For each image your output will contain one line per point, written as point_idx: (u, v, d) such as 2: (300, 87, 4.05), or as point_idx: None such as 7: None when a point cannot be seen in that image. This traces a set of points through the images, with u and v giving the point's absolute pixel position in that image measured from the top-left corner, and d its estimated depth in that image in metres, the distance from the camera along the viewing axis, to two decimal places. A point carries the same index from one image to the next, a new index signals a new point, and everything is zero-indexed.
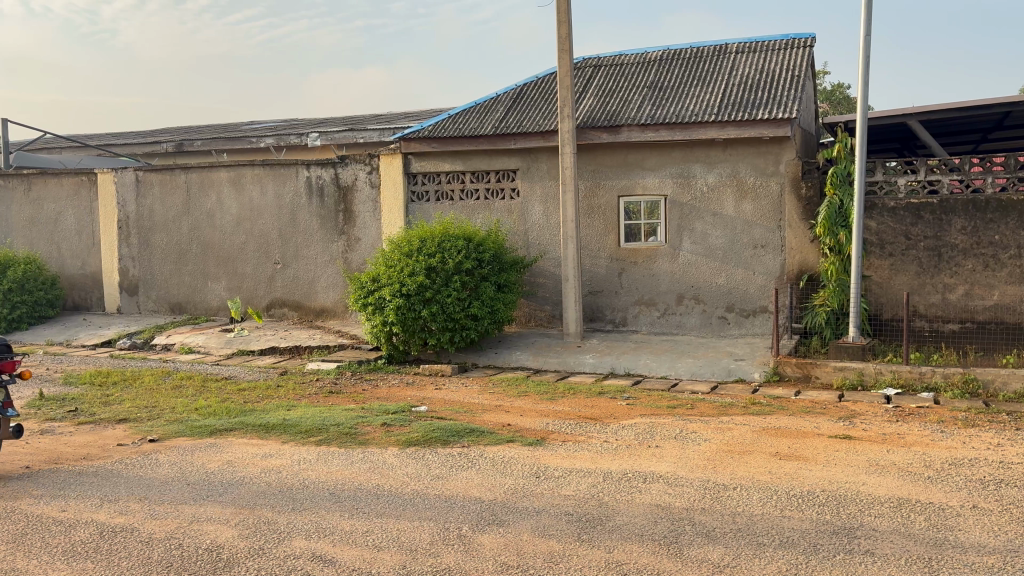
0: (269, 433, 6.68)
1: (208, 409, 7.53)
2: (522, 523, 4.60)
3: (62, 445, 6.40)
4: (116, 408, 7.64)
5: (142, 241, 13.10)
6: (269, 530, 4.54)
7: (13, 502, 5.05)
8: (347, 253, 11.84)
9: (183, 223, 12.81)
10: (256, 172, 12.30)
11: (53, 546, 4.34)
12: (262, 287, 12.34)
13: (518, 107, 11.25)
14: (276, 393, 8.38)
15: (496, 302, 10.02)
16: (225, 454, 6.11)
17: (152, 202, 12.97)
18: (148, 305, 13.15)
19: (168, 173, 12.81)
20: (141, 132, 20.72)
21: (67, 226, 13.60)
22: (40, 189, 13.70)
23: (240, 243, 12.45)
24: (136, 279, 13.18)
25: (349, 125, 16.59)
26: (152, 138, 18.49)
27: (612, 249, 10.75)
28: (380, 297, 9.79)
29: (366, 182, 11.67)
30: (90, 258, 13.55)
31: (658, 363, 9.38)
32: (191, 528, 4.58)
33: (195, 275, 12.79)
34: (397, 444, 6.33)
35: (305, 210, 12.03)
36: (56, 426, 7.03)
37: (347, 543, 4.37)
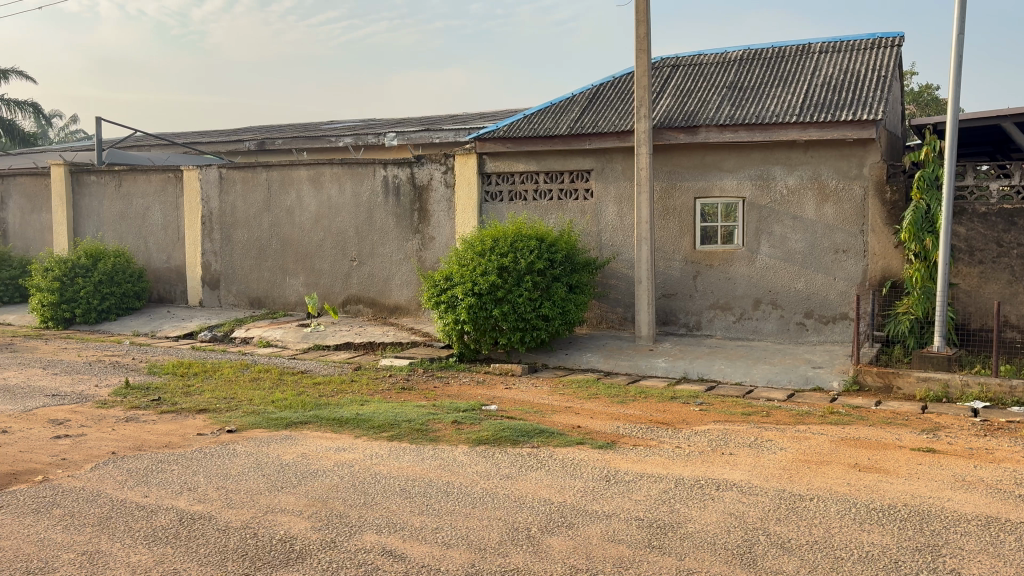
0: (343, 427, 6.78)
1: (285, 402, 7.67)
2: (593, 527, 4.55)
3: (146, 432, 6.62)
4: (197, 398, 7.86)
5: (224, 236, 13.47)
6: (341, 523, 4.60)
7: (100, 486, 5.25)
8: (421, 252, 11.96)
9: (264, 219, 13.13)
10: (334, 171, 12.52)
11: (137, 531, 4.48)
12: (338, 284, 12.57)
13: (594, 107, 11.17)
14: (350, 388, 8.52)
15: (568, 303, 9.95)
16: (301, 446, 6.23)
17: (234, 199, 13.33)
18: (228, 299, 13.53)
19: (250, 171, 13.16)
20: (224, 131, 21.30)
21: (154, 220, 14.12)
22: (130, 184, 14.26)
23: (318, 241, 12.69)
24: (218, 273, 13.57)
25: (424, 126, 16.77)
26: (235, 137, 18.98)
27: (687, 252, 10.58)
28: (452, 295, 9.88)
29: (441, 182, 11.76)
30: (174, 252, 14.02)
31: (734, 369, 9.20)
32: (267, 518, 4.67)
33: (275, 271, 13.09)
34: (468, 442, 6.35)
35: (382, 209, 12.19)
36: (140, 413, 7.28)
37: (417, 539, 4.39)
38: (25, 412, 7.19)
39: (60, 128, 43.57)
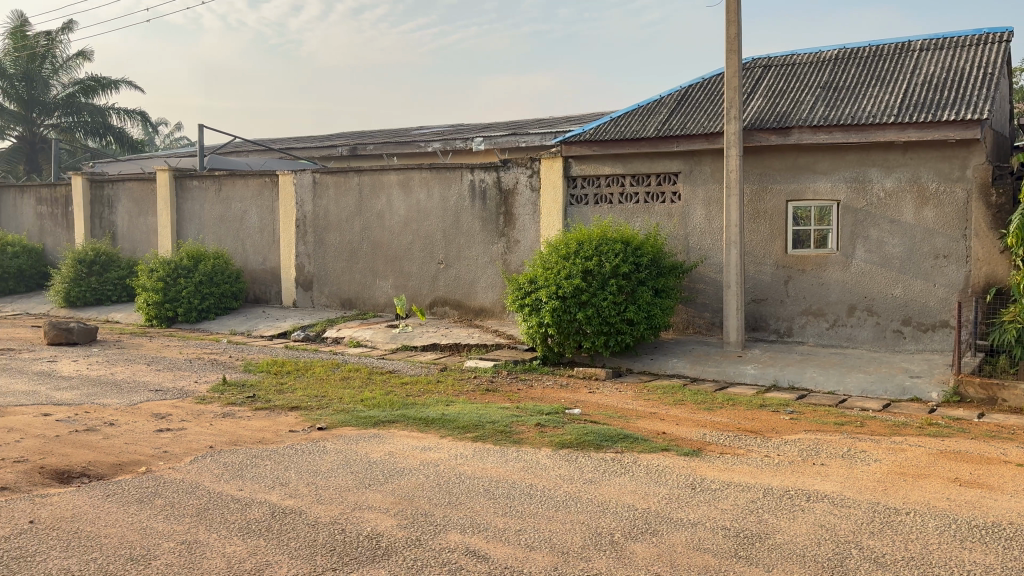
0: (428, 427, 6.88)
1: (373, 402, 7.83)
2: (677, 534, 4.50)
3: (241, 428, 6.86)
4: (289, 396, 8.11)
5: (317, 238, 13.85)
6: (426, 522, 4.67)
7: (198, 478, 5.47)
8: (507, 255, 12.03)
9: (355, 223, 13.44)
10: (423, 175, 12.72)
11: (232, 522, 4.65)
12: (425, 286, 12.76)
13: (683, 110, 11.02)
14: (436, 389, 8.64)
15: (653, 307, 9.84)
16: (387, 444, 6.36)
17: (327, 203, 13.70)
18: (320, 300, 13.91)
19: (342, 176, 13.49)
20: (318, 137, 21.90)
21: (251, 223, 14.65)
22: (229, 189, 14.85)
23: (406, 244, 12.92)
24: (310, 275, 13.96)
25: (511, 130, 16.88)
26: (328, 142, 19.50)
27: (778, 256, 10.34)
28: (536, 298, 9.91)
29: (527, 186, 11.81)
30: (270, 254, 14.49)
31: (826, 377, 8.94)
32: (354, 515, 4.78)
33: (365, 273, 13.38)
34: (551, 445, 6.36)
35: (468, 213, 12.32)
36: (236, 409, 7.55)
37: (500, 540, 4.43)
38: (130, 406, 7.55)
39: (165, 135, 45.53)
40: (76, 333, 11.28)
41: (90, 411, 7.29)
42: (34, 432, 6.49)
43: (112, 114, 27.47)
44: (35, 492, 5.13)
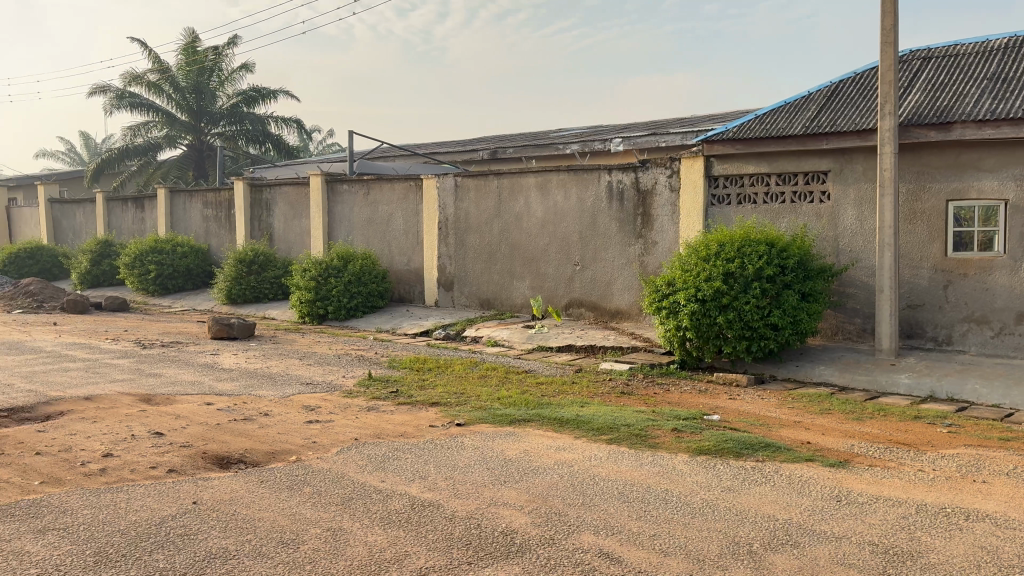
0: (564, 427, 6.91)
1: (510, 400, 7.95)
2: (820, 548, 4.33)
3: (384, 421, 7.13)
4: (430, 392, 8.35)
5: (457, 240, 14.19)
6: (560, 521, 4.71)
7: (344, 468, 5.73)
8: (645, 257, 11.91)
9: (494, 224, 13.67)
10: (561, 177, 12.78)
11: (374, 512, 4.85)
12: (562, 287, 12.82)
13: (832, 106, 10.56)
14: (572, 389, 8.67)
15: (799, 312, 9.48)
16: (523, 443, 6.44)
17: (468, 205, 14.00)
18: (460, 300, 14.24)
19: (482, 178, 13.75)
20: (460, 141, 22.43)
21: (396, 226, 15.21)
22: (376, 192, 15.46)
23: (543, 245, 13.02)
24: (451, 275, 14.31)
25: (651, 130, 16.71)
26: (470, 146, 19.94)
27: (937, 259, 9.74)
28: (674, 301, 9.77)
29: (666, 186, 11.65)
30: (413, 255, 14.99)
31: (990, 390, 8.34)
32: (490, 511, 4.87)
33: (503, 274, 13.59)
34: (688, 450, 6.25)
35: (606, 214, 12.29)
36: (380, 404, 7.85)
37: (634, 543, 4.40)
38: (284, 398, 8.00)
39: (318, 142, 47.83)
40: (237, 328, 12.04)
41: (248, 401, 7.77)
42: (199, 419, 6.99)
43: (271, 122, 29.23)
44: (199, 474, 5.53)
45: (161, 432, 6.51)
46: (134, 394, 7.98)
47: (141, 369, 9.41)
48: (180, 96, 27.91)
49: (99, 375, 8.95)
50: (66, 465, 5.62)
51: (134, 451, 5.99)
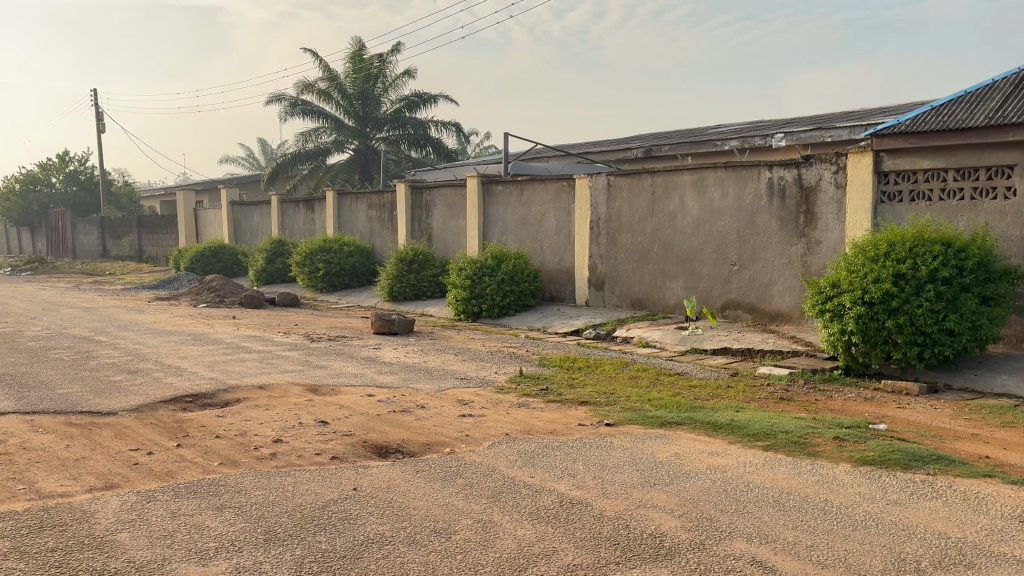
0: (717, 431, 6.77)
1: (660, 402, 7.86)
2: (997, 571, 4.03)
3: (535, 418, 7.23)
4: (581, 391, 8.39)
5: (610, 240, 14.14)
6: (711, 527, 4.62)
7: (495, 462, 5.86)
8: (807, 257, 11.43)
9: (647, 224, 13.52)
10: (718, 175, 12.48)
11: (524, 507, 4.93)
12: (718, 288, 12.52)
13: (1020, 94, 9.74)
14: (726, 393, 8.45)
15: (979, 316, 8.81)
16: (674, 445, 6.35)
17: (620, 205, 13.92)
18: (612, 300, 14.20)
19: (636, 177, 13.64)
20: (615, 140, 22.35)
21: (549, 226, 15.37)
22: (530, 193, 15.68)
23: (698, 244, 12.77)
24: (603, 275, 14.30)
25: (816, 125, 16.02)
26: (625, 145, 19.84)
27: None
28: (839, 303, 9.34)
29: (831, 183, 11.14)
30: (566, 254, 15.10)
31: None
32: (638, 512, 4.84)
33: (656, 274, 13.43)
34: (850, 460, 5.96)
35: (765, 212, 11.90)
36: (531, 401, 7.97)
37: (789, 553, 4.26)
38: (439, 392, 8.27)
39: (477, 145, 48.92)
40: (397, 324, 12.54)
41: (405, 394, 8.10)
42: (360, 410, 7.35)
43: (431, 126, 30.23)
44: (359, 462, 5.81)
45: (326, 421, 6.89)
46: (303, 384, 8.48)
47: (309, 361, 9.99)
48: (348, 102, 29.35)
49: (272, 365, 9.58)
50: (242, 448, 6.06)
51: (301, 438, 6.38)
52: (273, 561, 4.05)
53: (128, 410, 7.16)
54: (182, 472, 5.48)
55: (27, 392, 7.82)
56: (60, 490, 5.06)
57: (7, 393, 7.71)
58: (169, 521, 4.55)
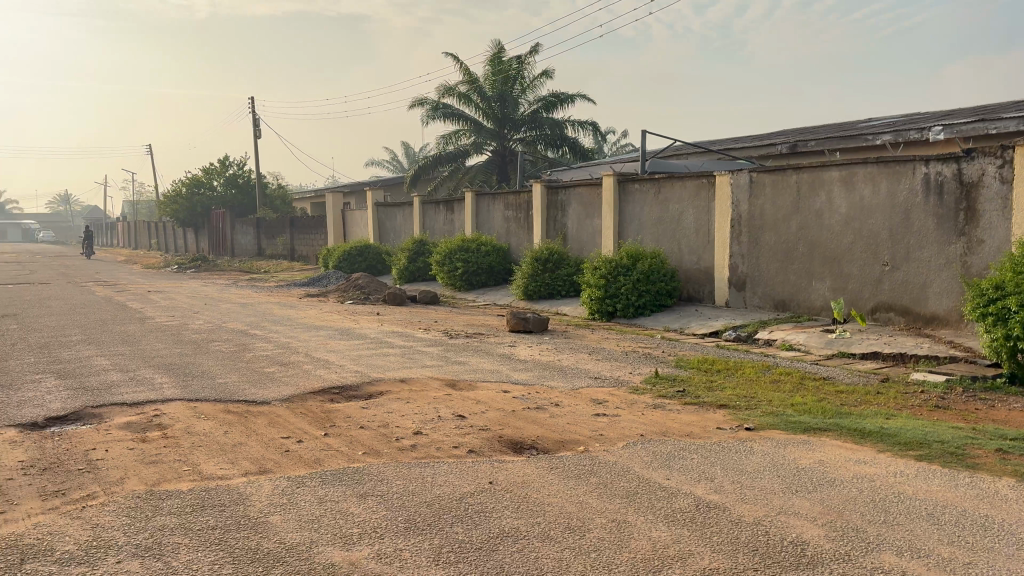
0: (864, 439, 6.46)
1: (803, 407, 7.58)
2: None
3: (671, 420, 7.13)
4: (719, 394, 8.20)
5: (752, 239, 13.74)
6: (858, 537, 4.41)
7: (630, 462, 5.82)
8: (966, 257, 10.67)
9: (792, 222, 13.05)
10: (869, 170, 11.88)
11: (659, 509, 4.87)
12: (868, 289, 11.93)
13: None
14: (875, 400, 8.04)
15: None
16: (818, 452, 6.10)
17: (763, 202, 13.48)
18: (753, 301, 13.81)
19: (780, 174, 13.18)
20: (758, 136, 21.70)
21: (687, 224, 15.12)
22: (668, 191, 15.50)
23: (847, 244, 12.21)
24: (744, 275, 13.92)
25: (979, 116, 14.98)
26: (768, 141, 19.23)
27: None
28: (1004, 306, 8.71)
29: (995, 177, 10.31)
30: (705, 254, 14.81)
31: None
32: (779, 519, 4.69)
33: (800, 274, 12.94)
34: (1014, 475, 5.55)
35: (921, 210, 11.21)
36: (667, 402, 7.86)
37: (944, 570, 4.01)
38: (574, 390, 8.29)
39: (614, 143, 48.51)
40: (532, 322, 12.65)
41: (540, 391, 8.17)
42: (496, 406, 7.47)
43: (569, 125, 30.30)
44: (495, 457, 5.91)
45: (464, 416, 7.05)
46: (442, 379, 8.70)
47: (448, 357, 10.23)
48: (487, 104, 29.86)
49: (412, 360, 9.88)
50: (384, 439, 6.29)
51: (439, 431, 6.56)
52: (413, 549, 4.18)
53: (280, 400, 7.57)
54: (329, 460, 5.74)
55: (191, 380, 8.41)
56: (219, 472, 5.41)
57: (173, 381, 8.31)
58: (316, 506, 4.78)
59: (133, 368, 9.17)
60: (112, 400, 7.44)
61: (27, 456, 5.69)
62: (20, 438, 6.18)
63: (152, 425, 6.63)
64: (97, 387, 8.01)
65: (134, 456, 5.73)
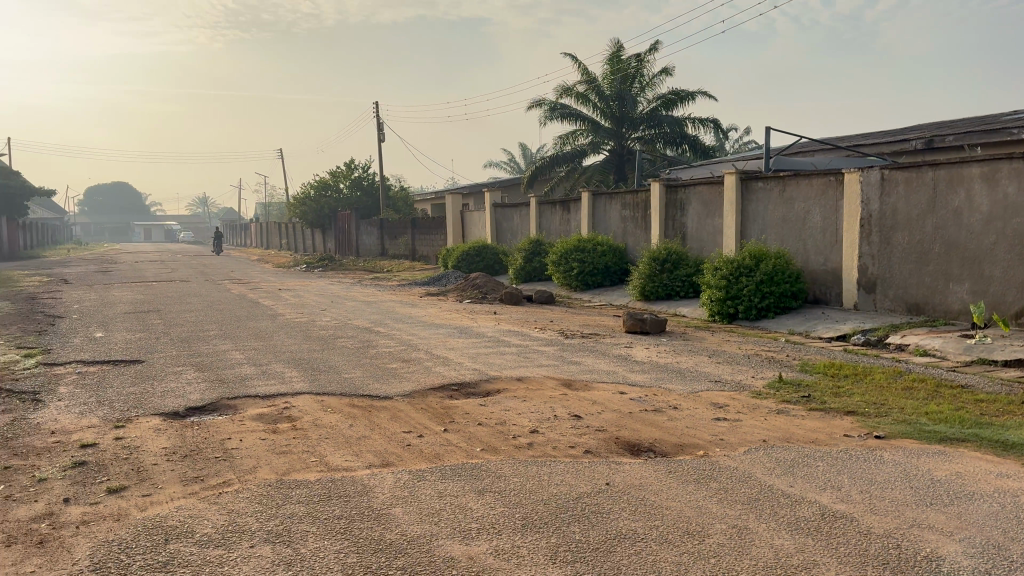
0: (1007, 451, 6.07)
1: (939, 415, 7.18)
2: None
3: (795, 426, 6.91)
4: (846, 400, 7.88)
5: (883, 239, 13.11)
6: (1000, 555, 4.15)
7: (751, 468, 5.67)
8: None
9: (927, 221, 12.35)
10: (1014, 166, 11.05)
11: (782, 516, 4.73)
12: (1012, 293, 11.14)
13: None
14: (1020, 410, 7.52)
15: None
16: (955, 464, 5.77)
17: (896, 200, 12.82)
18: (885, 304, 13.19)
19: (915, 170, 12.48)
20: (890, 132, 20.74)
21: (814, 223, 14.61)
22: (793, 189, 15.04)
23: (989, 244, 11.44)
24: (874, 277, 13.31)
25: None
26: (901, 137, 18.35)
27: None
28: None
29: None
30: (832, 254, 14.27)
31: None
32: (913, 533, 4.46)
33: (937, 277, 12.25)
34: None
35: None
36: (790, 408, 7.61)
37: None
38: (693, 393, 8.15)
39: (735, 139, 47.25)
40: (649, 323, 12.52)
41: (658, 393, 8.06)
42: (613, 407, 7.43)
43: (688, 123, 29.80)
44: (612, 458, 5.88)
45: (580, 416, 7.04)
46: (558, 379, 8.73)
47: (564, 356, 10.25)
48: (605, 103, 29.74)
49: (529, 359, 9.95)
50: (501, 436, 6.36)
51: (556, 430, 6.58)
52: (530, 546, 4.22)
53: (402, 395, 7.78)
54: (448, 456, 5.85)
55: (318, 375, 8.76)
56: (344, 464, 5.61)
57: (302, 375, 8.68)
58: (437, 500, 4.89)
59: (265, 362, 9.63)
60: (246, 392, 7.84)
61: (170, 443, 6.07)
62: (164, 426, 6.60)
63: (282, 417, 6.95)
64: (232, 380, 8.45)
65: (265, 446, 6.02)
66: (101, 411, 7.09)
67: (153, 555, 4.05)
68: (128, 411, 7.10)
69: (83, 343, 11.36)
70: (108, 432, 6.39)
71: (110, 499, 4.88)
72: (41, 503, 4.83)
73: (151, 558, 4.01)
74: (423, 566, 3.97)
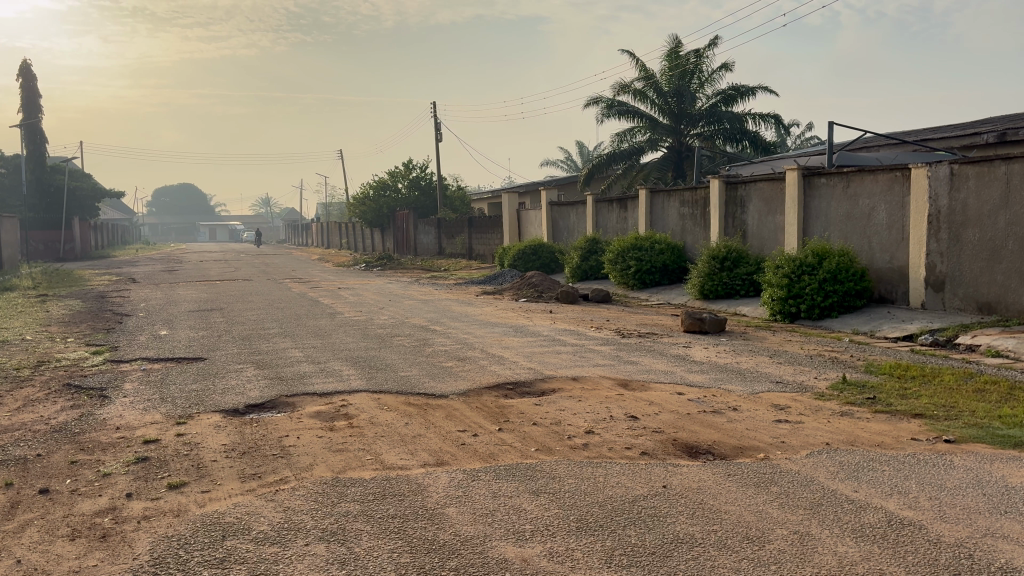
0: None
1: (1013, 419, 6.88)
2: None
3: (860, 429, 6.70)
4: (914, 402, 7.62)
5: (952, 235, 12.65)
6: None
7: (813, 472, 5.51)
8: None
9: (1000, 217, 11.87)
10: None
11: (846, 522, 4.58)
12: None
13: None
14: None
15: None
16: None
17: (967, 195, 12.36)
18: (954, 303, 12.74)
19: (987, 165, 12.01)
20: (961, 125, 20.09)
21: (880, 219, 14.21)
22: (857, 185, 14.65)
23: None
24: (943, 275, 12.88)
25: None
26: (973, 131, 17.78)
27: None
28: None
29: None
30: (898, 252, 13.86)
31: None
32: (985, 542, 4.28)
33: (1010, 275, 11.79)
34: None
35: None
36: (855, 410, 7.38)
37: None
38: (753, 395, 7.96)
39: (797, 134, 46.34)
40: (708, 322, 12.30)
41: (718, 394, 7.92)
42: (671, 407, 7.31)
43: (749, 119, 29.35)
44: (669, 460, 5.78)
45: (637, 416, 6.95)
46: (616, 379, 8.63)
47: (620, 356, 10.14)
48: (663, 100, 29.46)
49: (585, 358, 9.88)
50: (557, 437, 6.30)
51: (612, 431, 6.50)
52: (584, 549, 4.15)
53: (458, 394, 7.78)
54: (503, 455, 5.82)
55: (376, 373, 8.81)
56: (399, 462, 5.62)
57: (359, 374, 8.74)
58: (491, 500, 4.87)
59: (324, 360, 9.75)
60: (304, 390, 7.92)
61: (229, 440, 6.15)
62: (224, 423, 6.70)
63: (339, 414, 7.01)
64: (292, 378, 8.54)
65: (322, 444, 6.07)
66: (164, 407, 7.25)
67: (210, 551, 4.10)
68: (190, 408, 7.22)
69: (150, 340, 11.69)
70: (170, 428, 6.52)
71: (170, 494, 4.97)
72: (104, 497, 4.94)
73: (209, 554, 4.06)
74: (477, 567, 3.94)
